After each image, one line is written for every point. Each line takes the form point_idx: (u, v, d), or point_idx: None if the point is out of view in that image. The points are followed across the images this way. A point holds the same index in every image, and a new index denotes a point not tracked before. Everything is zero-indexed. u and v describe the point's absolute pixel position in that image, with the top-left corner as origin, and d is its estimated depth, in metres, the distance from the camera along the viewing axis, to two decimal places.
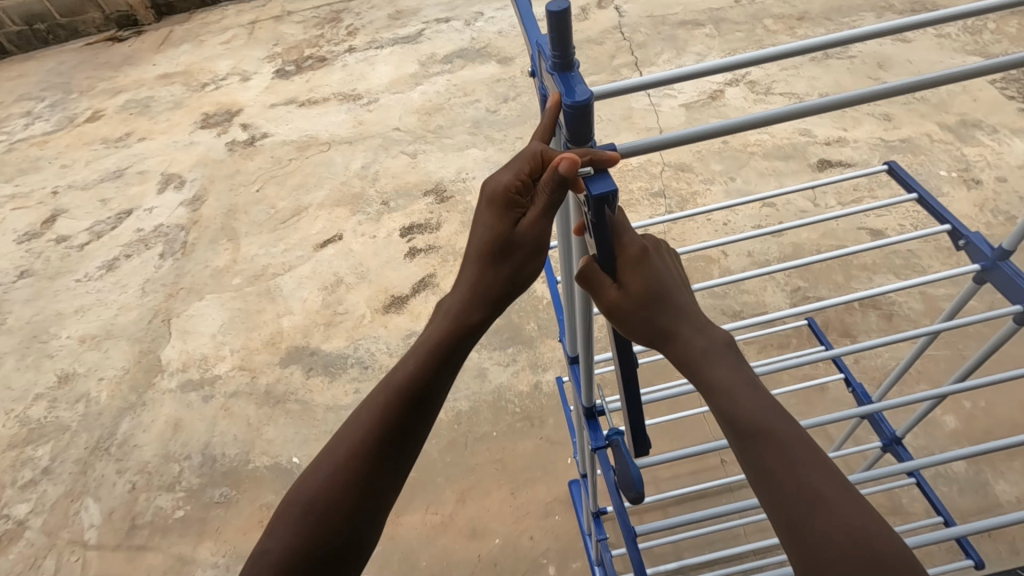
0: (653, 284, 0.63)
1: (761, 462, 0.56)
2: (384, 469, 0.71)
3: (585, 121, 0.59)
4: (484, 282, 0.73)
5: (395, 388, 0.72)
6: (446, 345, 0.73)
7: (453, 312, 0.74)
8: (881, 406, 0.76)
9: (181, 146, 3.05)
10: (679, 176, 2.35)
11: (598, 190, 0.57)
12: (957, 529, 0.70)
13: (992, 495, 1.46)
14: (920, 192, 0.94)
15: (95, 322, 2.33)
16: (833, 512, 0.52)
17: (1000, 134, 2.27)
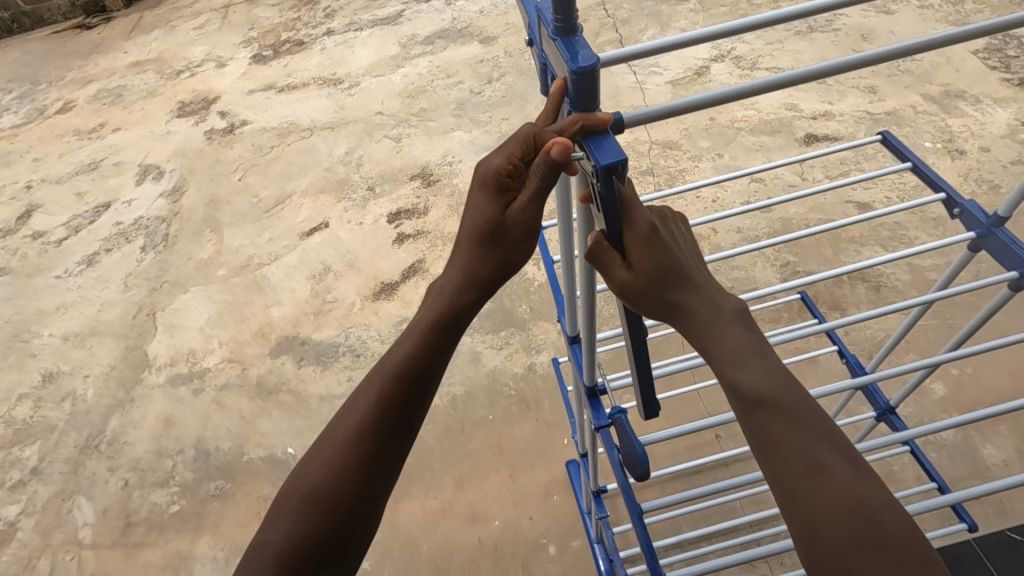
0: (660, 260, 0.62)
1: (767, 433, 0.56)
2: (383, 457, 0.70)
3: (591, 89, 0.58)
4: (478, 262, 0.72)
5: (391, 373, 0.71)
6: (440, 327, 0.72)
7: (446, 294, 0.73)
8: (876, 377, 0.75)
9: (158, 136, 2.97)
10: (666, 154, 2.34)
11: (605, 162, 0.56)
12: (952, 495, 0.70)
13: (980, 460, 1.49)
14: (914, 161, 0.93)
15: (78, 319, 2.28)
16: (839, 485, 0.53)
17: (983, 104, 2.29)
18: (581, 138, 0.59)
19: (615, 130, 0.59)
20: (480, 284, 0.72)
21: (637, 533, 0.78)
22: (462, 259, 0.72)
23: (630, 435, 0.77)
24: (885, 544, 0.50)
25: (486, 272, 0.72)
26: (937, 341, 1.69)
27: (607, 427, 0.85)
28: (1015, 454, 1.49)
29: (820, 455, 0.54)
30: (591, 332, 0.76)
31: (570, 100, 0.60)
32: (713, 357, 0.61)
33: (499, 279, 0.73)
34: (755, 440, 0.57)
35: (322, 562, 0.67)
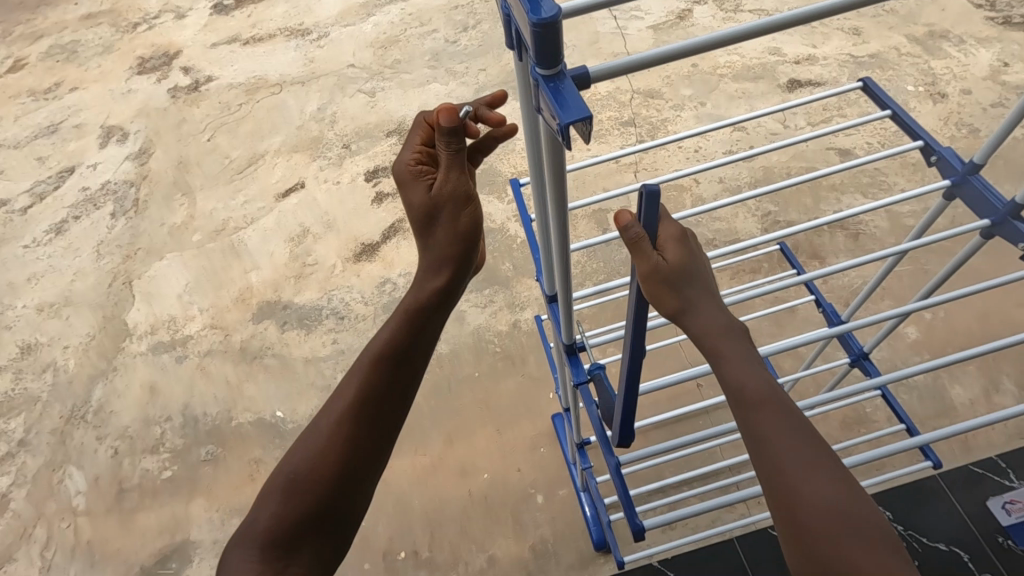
0: (686, 256, 0.63)
1: (762, 434, 0.59)
2: (373, 438, 0.72)
3: (555, 40, 0.51)
4: (436, 240, 0.76)
5: (373, 354, 0.74)
6: (421, 309, 0.75)
7: (420, 279, 0.77)
8: (850, 326, 0.77)
9: (119, 95, 2.83)
10: (648, 103, 2.29)
11: (568, 120, 0.50)
12: (921, 438, 0.73)
13: (948, 399, 1.55)
14: (894, 108, 0.91)
15: (52, 289, 2.23)
16: (825, 484, 0.56)
17: (967, 44, 2.25)
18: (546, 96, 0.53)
19: (580, 86, 0.57)
20: (447, 263, 0.76)
21: (612, 480, 0.81)
22: (418, 239, 0.78)
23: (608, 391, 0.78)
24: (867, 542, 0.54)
25: (448, 249, 0.75)
26: (912, 288, 1.73)
27: (586, 383, 0.86)
28: (981, 393, 1.55)
29: (811, 456, 0.57)
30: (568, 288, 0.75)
31: (530, 55, 0.53)
32: (714, 356, 0.63)
33: (464, 257, 0.77)
34: (752, 440, 0.60)
35: (310, 539, 0.68)
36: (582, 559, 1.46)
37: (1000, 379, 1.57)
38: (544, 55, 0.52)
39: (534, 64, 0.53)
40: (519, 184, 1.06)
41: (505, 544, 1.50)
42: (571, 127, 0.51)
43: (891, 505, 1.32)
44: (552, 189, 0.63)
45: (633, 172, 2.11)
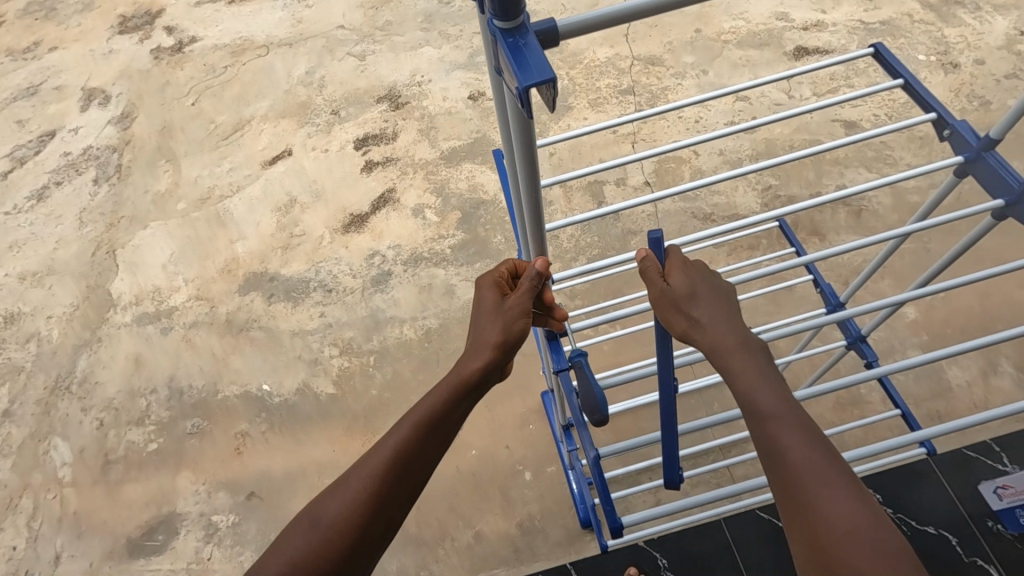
0: (693, 281, 0.63)
1: (779, 445, 0.56)
2: (402, 497, 0.69)
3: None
4: (487, 332, 0.71)
5: (409, 423, 0.70)
6: (466, 388, 0.70)
7: (466, 353, 0.72)
8: (851, 313, 0.72)
9: (100, 56, 2.72)
10: (648, 71, 2.20)
11: (528, 82, 0.45)
12: (921, 432, 0.69)
13: (945, 381, 1.53)
14: (906, 77, 0.85)
15: (34, 257, 2.17)
16: (846, 496, 0.53)
17: (983, 11, 2.15)
18: (505, 53, 0.47)
19: (548, 41, 0.52)
20: (495, 350, 0.70)
21: (591, 473, 0.76)
22: (472, 327, 0.74)
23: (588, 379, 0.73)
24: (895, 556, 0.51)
25: (494, 342, 0.71)
26: (914, 267, 1.68)
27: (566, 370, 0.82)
28: (979, 374, 1.53)
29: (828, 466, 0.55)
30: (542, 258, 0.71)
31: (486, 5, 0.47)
32: (724, 370, 0.61)
33: (508, 350, 0.71)
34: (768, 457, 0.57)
35: None
36: (569, 536, 1.46)
37: (999, 361, 1.54)
38: (501, 4, 0.46)
39: (492, 15, 0.47)
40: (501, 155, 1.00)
41: (493, 521, 1.50)
42: (531, 89, 0.45)
43: (882, 486, 1.30)
44: (522, 164, 0.57)
45: (631, 143, 2.03)
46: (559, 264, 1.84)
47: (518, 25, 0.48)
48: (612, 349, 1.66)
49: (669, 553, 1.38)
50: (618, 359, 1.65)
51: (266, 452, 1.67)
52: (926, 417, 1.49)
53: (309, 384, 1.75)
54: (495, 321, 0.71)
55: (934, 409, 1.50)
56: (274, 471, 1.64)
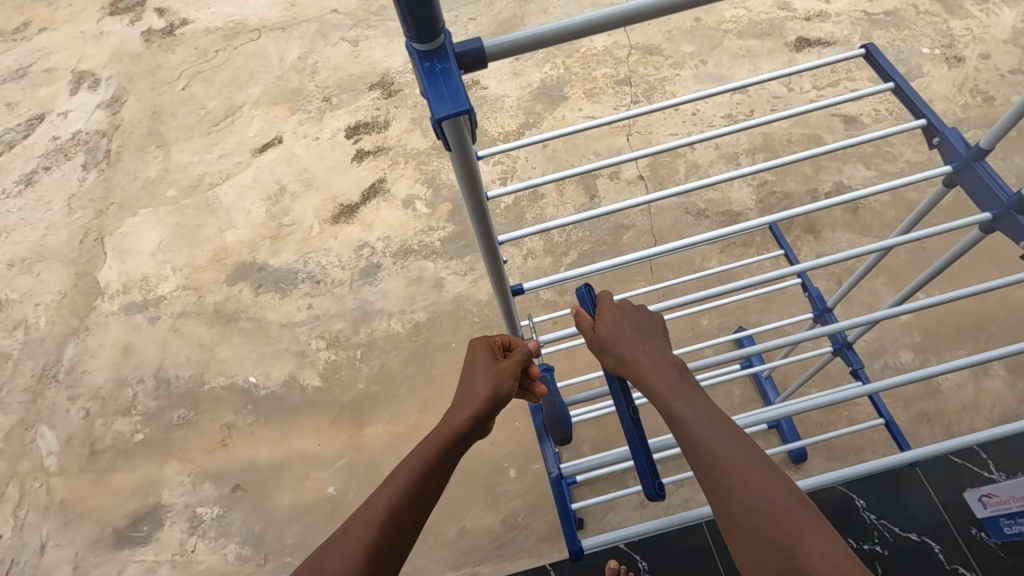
0: (614, 318, 0.70)
1: (709, 457, 0.59)
2: (396, 554, 0.65)
3: (428, 16, 0.44)
4: (478, 387, 0.72)
5: (405, 475, 0.66)
6: (459, 438, 0.69)
7: (456, 405, 0.71)
8: (842, 326, 0.70)
9: (90, 38, 2.67)
10: (646, 60, 2.15)
11: (441, 115, 0.45)
12: (912, 454, 0.67)
13: (936, 382, 1.51)
14: (898, 81, 0.81)
15: (22, 243, 2.16)
16: (769, 485, 0.57)
17: (990, 3, 2.10)
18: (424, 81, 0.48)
19: (472, 61, 0.53)
20: (487, 403, 0.70)
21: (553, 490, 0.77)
22: (461, 382, 0.74)
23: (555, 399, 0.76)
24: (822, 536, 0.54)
25: (484, 397, 0.71)
26: (910, 266, 1.65)
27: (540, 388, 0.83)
28: (971, 376, 1.51)
29: (750, 462, 0.58)
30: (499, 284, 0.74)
31: (404, 30, 0.46)
32: (649, 390, 0.64)
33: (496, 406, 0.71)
34: (698, 467, 0.60)
35: None
36: (552, 532, 1.45)
37: (991, 363, 1.52)
38: (418, 31, 0.45)
39: (411, 40, 0.47)
40: None
41: (477, 516, 1.49)
42: (445, 121, 0.46)
43: (865, 492, 1.30)
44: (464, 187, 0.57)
45: (626, 136, 2.00)
46: (549, 258, 1.82)
47: (438, 49, 0.48)
48: None
49: (651, 551, 1.38)
50: None
51: (251, 443, 1.66)
52: (916, 418, 1.48)
53: (296, 376, 1.75)
54: (485, 378, 0.72)
55: (923, 411, 1.48)
56: (260, 463, 1.63)
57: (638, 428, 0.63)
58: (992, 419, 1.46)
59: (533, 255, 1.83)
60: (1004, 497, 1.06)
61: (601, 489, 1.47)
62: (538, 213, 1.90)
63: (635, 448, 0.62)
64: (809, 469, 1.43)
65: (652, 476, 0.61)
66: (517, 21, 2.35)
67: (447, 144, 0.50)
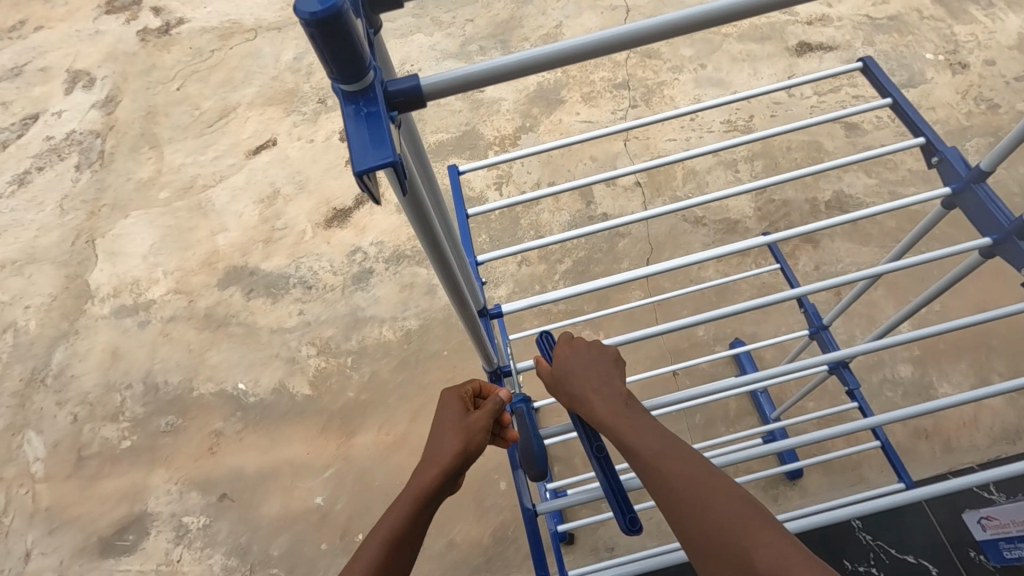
0: (564, 355, 0.69)
1: (661, 484, 0.56)
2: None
3: (349, 51, 0.38)
4: (447, 443, 0.68)
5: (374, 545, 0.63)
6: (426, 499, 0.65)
7: (425, 463, 0.68)
8: (846, 355, 0.68)
9: (85, 36, 2.65)
10: (644, 64, 2.12)
11: (363, 167, 0.39)
12: (918, 495, 0.61)
13: (935, 397, 1.48)
14: (896, 97, 0.81)
15: (13, 245, 2.14)
16: (718, 495, 0.54)
17: (995, 8, 2.06)
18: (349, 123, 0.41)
19: (413, 105, 0.47)
20: (457, 460, 0.67)
21: (524, 524, 0.68)
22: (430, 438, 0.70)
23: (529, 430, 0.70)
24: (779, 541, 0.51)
25: (454, 453, 0.67)
26: (911, 277, 1.62)
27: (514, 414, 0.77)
28: (970, 391, 1.48)
29: (697, 476, 0.56)
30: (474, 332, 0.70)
31: (325, 68, 0.39)
32: (598, 424, 0.62)
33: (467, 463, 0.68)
34: (652, 493, 0.57)
35: None
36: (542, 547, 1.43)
37: (992, 378, 1.49)
38: (340, 66, 0.39)
39: (335, 80, 0.40)
40: (459, 171, 0.98)
41: (465, 529, 1.47)
42: (368, 174, 0.39)
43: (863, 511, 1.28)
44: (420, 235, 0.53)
45: (623, 141, 1.97)
46: (544, 265, 1.79)
47: (367, 89, 0.41)
48: None
49: None
50: None
51: (239, 451, 1.64)
52: (913, 434, 1.45)
53: (286, 383, 1.72)
54: (457, 433, 0.68)
55: (920, 427, 1.45)
56: (247, 471, 1.61)
57: (609, 462, 0.61)
58: (992, 436, 1.43)
59: (527, 262, 1.80)
60: (1004, 520, 1.03)
61: (592, 503, 1.45)
62: (533, 220, 1.87)
63: (606, 484, 0.60)
64: (804, 485, 1.41)
65: (627, 509, 0.58)
66: (515, 23, 2.32)
67: (374, 195, 0.43)
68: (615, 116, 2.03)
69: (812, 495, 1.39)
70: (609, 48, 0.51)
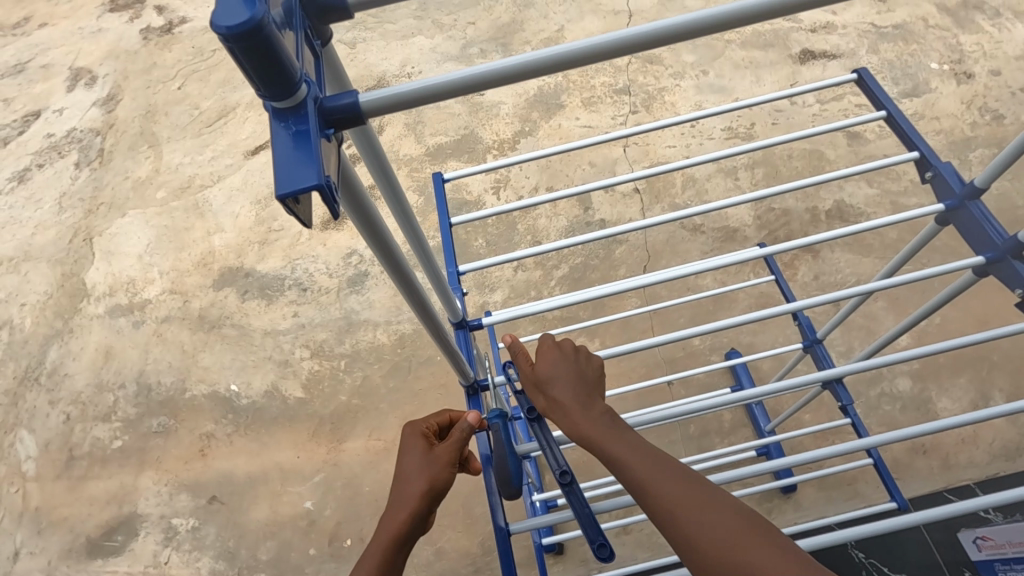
0: (545, 363, 0.65)
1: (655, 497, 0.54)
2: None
3: (273, 69, 0.35)
4: (411, 484, 0.66)
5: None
6: (395, 544, 0.65)
7: (391, 508, 0.66)
8: (842, 372, 0.65)
9: (87, 34, 2.65)
10: (646, 69, 2.10)
11: (287, 190, 0.37)
12: (916, 518, 0.56)
13: (933, 412, 1.46)
14: (891, 110, 0.81)
15: (10, 242, 2.13)
16: (709, 503, 0.53)
17: (1002, 18, 2.04)
18: (277, 140, 0.39)
19: (351, 121, 0.44)
20: (422, 499, 0.65)
21: (496, 544, 0.64)
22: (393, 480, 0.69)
23: (503, 446, 0.67)
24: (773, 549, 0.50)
25: (419, 493, 0.66)
26: (910, 289, 1.60)
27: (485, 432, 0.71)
28: (969, 407, 1.46)
29: (686, 488, 0.54)
30: (444, 345, 0.69)
31: (252, 85, 0.37)
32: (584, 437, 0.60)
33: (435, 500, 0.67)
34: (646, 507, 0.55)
35: None
36: (530, 557, 1.41)
37: (992, 394, 1.47)
38: (266, 83, 0.36)
39: (265, 96, 0.38)
40: (444, 179, 0.97)
41: (454, 538, 1.45)
42: (293, 197, 0.37)
43: None
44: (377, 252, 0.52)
45: (623, 146, 1.95)
46: (540, 271, 1.78)
47: (298, 105, 0.39)
48: None
49: None
50: None
51: (229, 454, 1.63)
52: (910, 449, 1.43)
53: (278, 386, 1.71)
54: (420, 470, 0.67)
55: (918, 442, 1.43)
56: (237, 475, 1.60)
57: (578, 489, 0.57)
58: (992, 453, 1.40)
59: (523, 268, 1.79)
60: (1000, 541, 1.01)
61: None
62: (530, 225, 1.86)
63: (577, 510, 0.56)
64: (798, 499, 1.38)
65: (596, 535, 0.55)
66: (517, 26, 2.31)
67: (306, 219, 0.41)
68: (615, 122, 2.02)
69: (806, 509, 1.37)
70: (569, 63, 0.47)
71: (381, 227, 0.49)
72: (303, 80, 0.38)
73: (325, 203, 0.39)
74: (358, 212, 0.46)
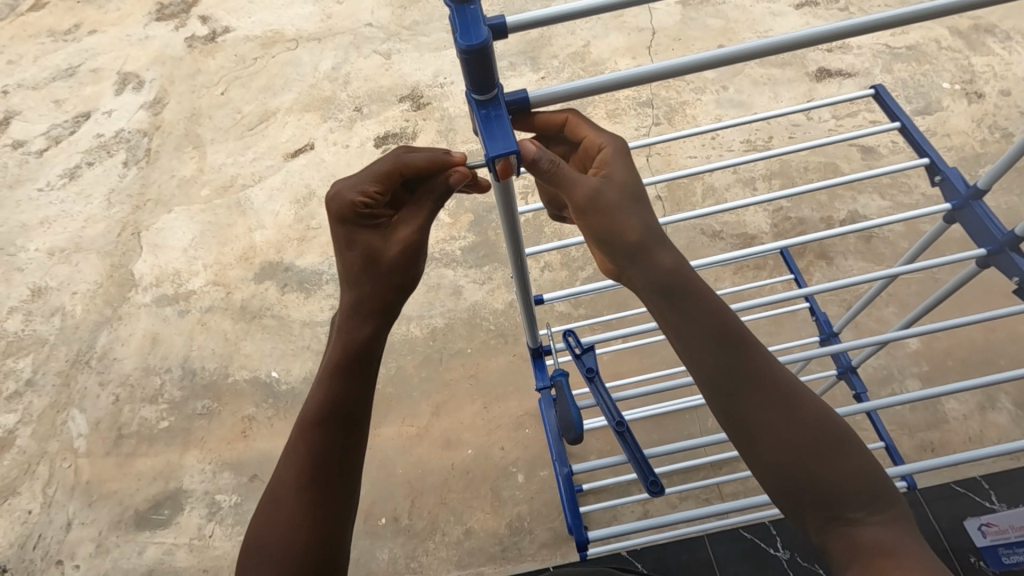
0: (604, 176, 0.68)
1: (758, 364, 0.65)
2: (337, 508, 0.68)
3: (484, 67, 0.55)
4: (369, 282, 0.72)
5: (311, 420, 0.70)
6: (345, 364, 0.71)
7: (342, 332, 0.72)
8: (847, 347, 0.79)
9: (135, 41, 2.80)
10: (668, 84, 2.21)
11: (495, 154, 0.56)
12: (904, 468, 0.74)
13: (941, 412, 1.53)
14: (903, 121, 0.92)
15: (62, 235, 2.25)
16: (795, 389, 0.65)
17: (1012, 41, 2.13)
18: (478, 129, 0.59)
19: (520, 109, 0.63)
20: (380, 313, 0.72)
21: (560, 483, 0.92)
22: (344, 285, 0.73)
23: (568, 399, 0.84)
24: (846, 448, 0.63)
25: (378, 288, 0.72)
26: (918, 295, 1.68)
27: (547, 387, 1.04)
28: (976, 408, 1.53)
29: (777, 372, 0.65)
30: (529, 317, 0.92)
31: (465, 79, 0.56)
32: (695, 296, 0.67)
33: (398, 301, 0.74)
34: (745, 371, 0.65)
35: (328, 545, 0.67)
36: (555, 538, 1.49)
37: (998, 396, 1.54)
38: (476, 83, 0.56)
39: (469, 88, 0.57)
40: None
41: (483, 518, 1.53)
42: (498, 159, 0.57)
43: None
44: (506, 228, 0.71)
45: (646, 155, 2.04)
46: (565, 271, 1.87)
47: (491, 97, 0.58)
48: (611, 360, 1.68)
49: (651, 562, 1.42)
50: (617, 369, 1.67)
51: (270, 436, 1.74)
52: (919, 447, 1.50)
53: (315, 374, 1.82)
54: (372, 260, 0.71)
55: (927, 440, 1.50)
56: (277, 455, 1.71)
57: (632, 435, 0.72)
58: None
59: (550, 268, 1.88)
60: (1003, 526, 1.12)
61: (603, 498, 1.52)
62: (557, 228, 1.95)
63: (634, 454, 0.71)
64: None
65: (649, 473, 0.70)
66: (545, 41, 2.42)
67: (496, 176, 0.60)
68: (638, 133, 2.11)
69: None
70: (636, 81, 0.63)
71: (512, 193, 0.65)
72: (498, 81, 0.57)
73: (512, 166, 0.58)
74: (504, 197, 0.65)
